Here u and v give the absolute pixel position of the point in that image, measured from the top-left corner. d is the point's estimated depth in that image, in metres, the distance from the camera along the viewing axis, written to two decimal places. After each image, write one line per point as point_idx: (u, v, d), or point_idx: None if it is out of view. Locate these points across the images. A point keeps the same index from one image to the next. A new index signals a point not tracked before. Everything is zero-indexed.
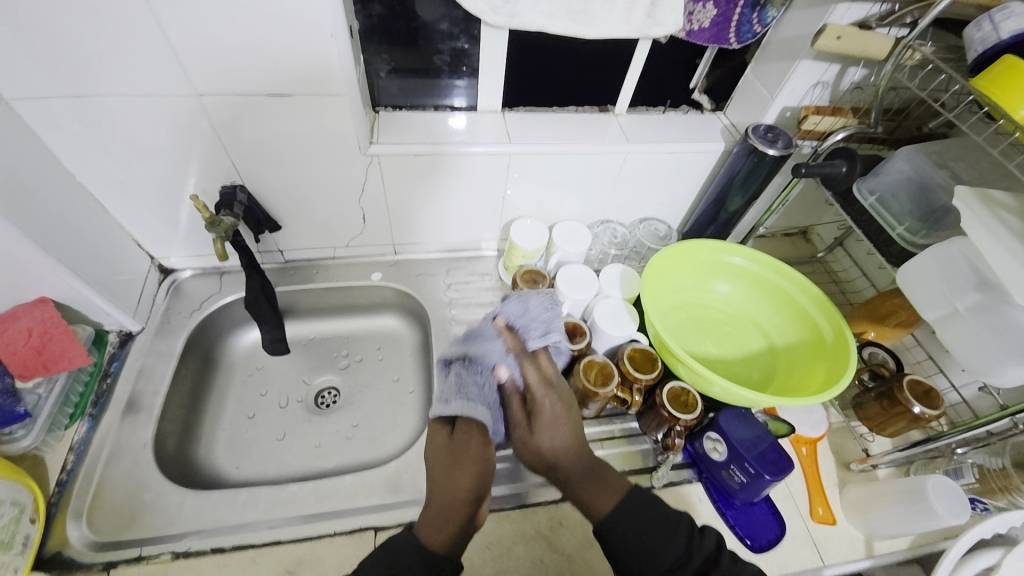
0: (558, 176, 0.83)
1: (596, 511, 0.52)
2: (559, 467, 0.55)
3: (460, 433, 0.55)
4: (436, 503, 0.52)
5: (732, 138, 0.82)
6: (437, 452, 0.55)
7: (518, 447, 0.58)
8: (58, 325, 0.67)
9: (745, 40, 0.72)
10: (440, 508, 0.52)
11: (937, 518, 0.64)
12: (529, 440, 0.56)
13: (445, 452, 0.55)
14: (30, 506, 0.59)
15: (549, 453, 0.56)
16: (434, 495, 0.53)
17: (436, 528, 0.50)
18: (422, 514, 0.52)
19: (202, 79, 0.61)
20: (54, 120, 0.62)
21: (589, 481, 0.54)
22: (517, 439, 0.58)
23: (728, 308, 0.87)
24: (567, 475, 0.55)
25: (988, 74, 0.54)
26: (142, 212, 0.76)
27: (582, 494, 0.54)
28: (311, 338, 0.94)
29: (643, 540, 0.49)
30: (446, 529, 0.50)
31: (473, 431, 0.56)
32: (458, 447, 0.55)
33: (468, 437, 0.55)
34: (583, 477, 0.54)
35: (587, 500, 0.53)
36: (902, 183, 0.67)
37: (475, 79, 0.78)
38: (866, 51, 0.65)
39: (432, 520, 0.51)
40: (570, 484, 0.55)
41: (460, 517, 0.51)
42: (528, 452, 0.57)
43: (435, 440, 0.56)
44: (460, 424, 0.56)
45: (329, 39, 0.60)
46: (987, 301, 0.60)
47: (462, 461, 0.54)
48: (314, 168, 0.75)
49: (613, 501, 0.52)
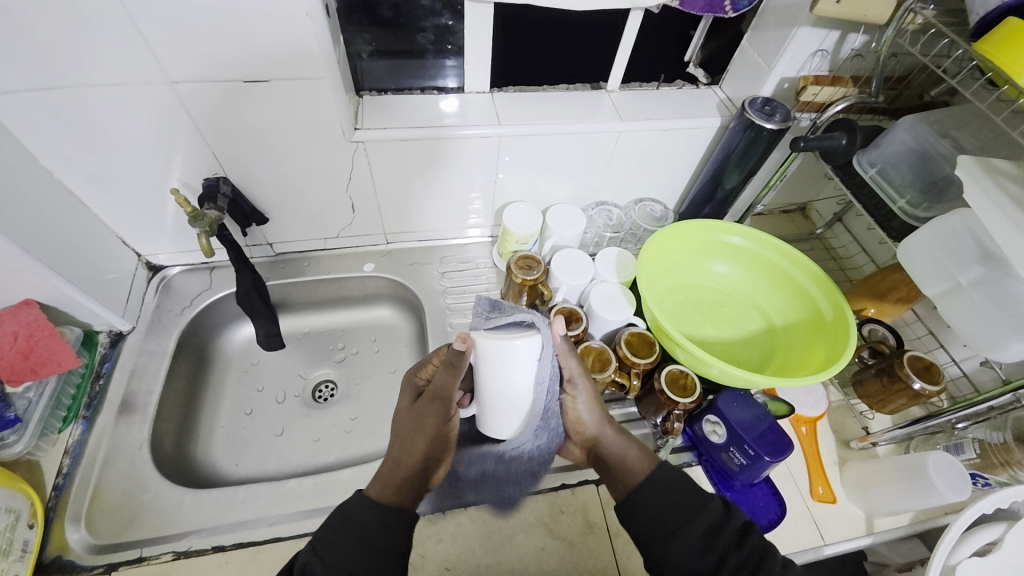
0: (550, 158, 0.81)
1: (635, 469, 0.55)
2: (603, 420, 0.58)
3: (423, 404, 0.55)
4: (390, 463, 0.54)
5: (729, 113, 0.79)
6: (400, 417, 0.56)
7: (572, 396, 0.57)
8: (44, 328, 0.65)
9: (741, 8, 0.68)
10: (392, 470, 0.53)
11: (937, 493, 0.64)
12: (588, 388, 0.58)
13: (406, 419, 0.56)
14: (26, 512, 0.59)
15: (594, 399, 0.58)
16: (389, 456, 0.54)
17: (386, 486, 0.52)
18: (375, 472, 0.54)
19: (176, 67, 0.59)
20: (26, 116, 0.60)
21: (629, 434, 0.59)
22: (572, 390, 0.57)
23: (725, 288, 0.86)
24: (612, 427, 0.58)
25: (991, 37, 0.51)
26: (125, 208, 0.74)
27: (626, 448, 0.57)
28: (305, 332, 0.92)
29: (668, 518, 0.51)
30: (396, 490, 0.52)
31: (435, 405, 0.55)
32: (418, 416, 0.55)
33: (430, 409, 0.55)
34: (623, 432, 0.58)
35: (631, 458, 0.56)
36: (904, 155, 0.65)
37: (462, 58, 0.75)
38: (867, 16, 0.63)
39: (382, 480, 0.53)
40: (619, 438, 0.57)
41: (407, 482, 0.53)
42: (584, 394, 0.57)
43: (399, 410, 0.58)
44: (427, 395, 0.55)
45: (306, 19, 0.57)
46: (991, 274, 0.58)
47: (418, 426, 0.55)
48: (298, 157, 0.72)
49: (649, 459, 0.56)
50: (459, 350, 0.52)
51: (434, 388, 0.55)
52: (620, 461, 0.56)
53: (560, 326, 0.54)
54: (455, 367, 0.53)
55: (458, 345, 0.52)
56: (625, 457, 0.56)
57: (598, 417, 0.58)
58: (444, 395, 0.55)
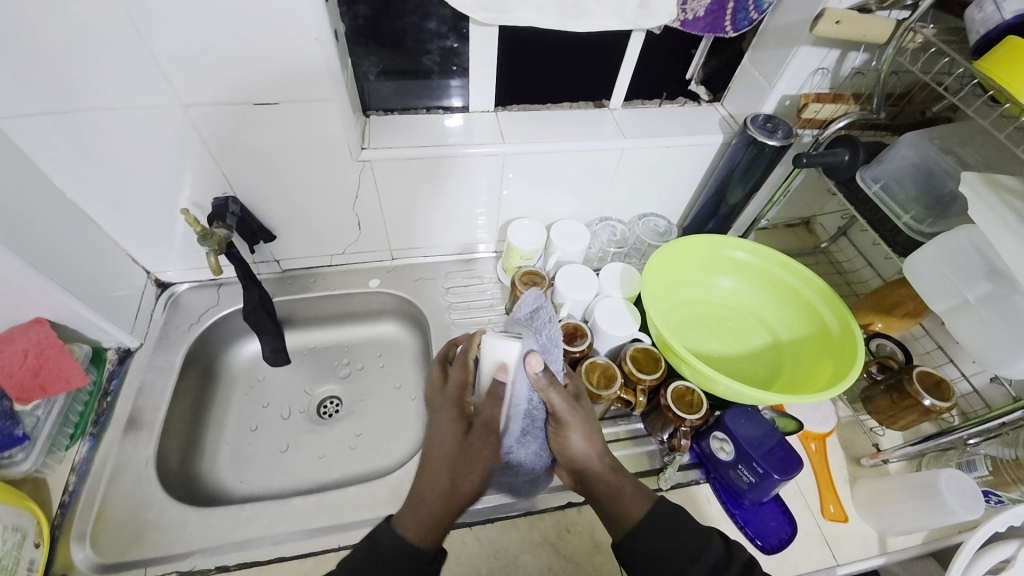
0: (554, 175, 0.81)
1: (629, 509, 0.52)
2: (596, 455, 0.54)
3: (475, 439, 0.52)
4: (429, 498, 0.51)
5: (731, 130, 0.80)
6: (447, 449, 0.53)
7: (564, 429, 0.52)
8: (54, 345, 0.66)
9: (742, 28, 0.69)
10: (433, 508, 0.51)
11: (950, 512, 0.63)
12: (586, 422, 0.54)
13: (455, 452, 0.52)
14: (32, 529, 0.59)
15: (589, 432, 0.54)
16: (429, 491, 0.52)
17: (425, 524, 0.50)
18: (409, 504, 0.52)
19: (187, 90, 0.60)
20: (41, 138, 0.61)
21: (623, 471, 0.55)
22: (565, 424, 0.52)
23: (731, 303, 0.85)
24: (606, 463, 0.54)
25: (992, 55, 0.52)
26: (136, 227, 0.75)
27: (622, 484, 0.54)
28: (311, 348, 0.93)
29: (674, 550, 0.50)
30: (435, 529, 0.51)
31: (490, 440, 0.52)
32: (469, 457, 0.52)
33: (482, 447, 0.52)
34: (617, 467, 0.55)
35: (628, 496, 0.53)
36: (907, 170, 0.65)
37: (467, 78, 0.77)
38: (866, 36, 0.63)
39: (420, 517, 0.51)
40: (613, 477, 0.54)
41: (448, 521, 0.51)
42: (578, 431, 0.53)
43: (444, 436, 0.53)
44: (480, 428, 0.52)
45: (314, 43, 0.58)
46: (998, 289, 0.58)
47: (468, 464, 0.52)
48: (305, 176, 0.73)
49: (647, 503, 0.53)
50: (500, 381, 0.50)
51: (485, 419, 0.52)
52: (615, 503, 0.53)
53: (536, 363, 0.48)
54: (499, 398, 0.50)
55: (499, 377, 0.50)
56: (621, 494, 0.53)
57: (593, 452, 0.53)
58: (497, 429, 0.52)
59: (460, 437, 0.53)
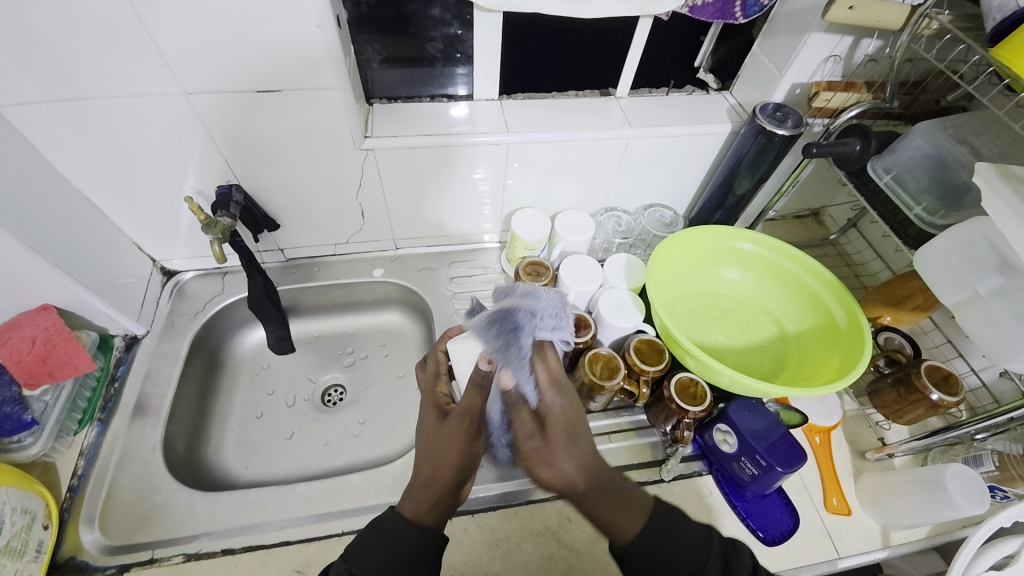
0: (559, 164, 0.80)
1: (618, 531, 0.48)
2: (578, 481, 0.50)
3: (451, 423, 0.52)
4: (420, 480, 0.52)
5: (740, 119, 0.79)
6: (430, 436, 0.53)
7: (532, 461, 0.51)
8: (62, 332, 0.67)
9: (751, 14, 0.67)
10: (425, 488, 0.51)
11: (955, 507, 0.63)
12: (546, 451, 0.51)
13: (436, 438, 0.53)
14: (41, 513, 0.60)
15: (560, 465, 0.50)
16: (420, 474, 0.52)
17: (423, 503, 0.51)
18: (406, 490, 0.52)
19: (191, 78, 0.60)
20: (44, 125, 0.61)
21: (614, 493, 0.50)
22: (530, 455, 0.51)
23: (736, 295, 0.85)
24: (587, 495, 0.49)
25: (1007, 43, 0.50)
26: (142, 215, 0.76)
27: (608, 509, 0.49)
28: (316, 337, 0.93)
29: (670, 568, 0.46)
30: (432, 509, 0.51)
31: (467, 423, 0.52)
32: (447, 436, 0.52)
33: (458, 430, 0.52)
34: (604, 495, 0.49)
35: (613, 517, 0.49)
36: (919, 160, 0.64)
37: (472, 66, 0.76)
38: (880, 22, 0.62)
39: (418, 497, 0.51)
40: (596, 502, 0.49)
41: (443, 499, 0.51)
42: (544, 464, 0.50)
43: (427, 424, 0.55)
44: (455, 414, 0.52)
45: (317, 30, 0.58)
46: (1010, 283, 0.56)
47: (445, 448, 0.52)
48: (309, 164, 0.73)
49: (638, 518, 0.49)
50: (482, 371, 0.50)
51: (462, 407, 0.52)
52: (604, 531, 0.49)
53: (508, 381, 0.51)
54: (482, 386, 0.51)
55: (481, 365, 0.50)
56: (608, 516, 0.49)
57: (568, 486, 0.50)
58: (473, 415, 0.52)
59: (439, 423, 0.54)
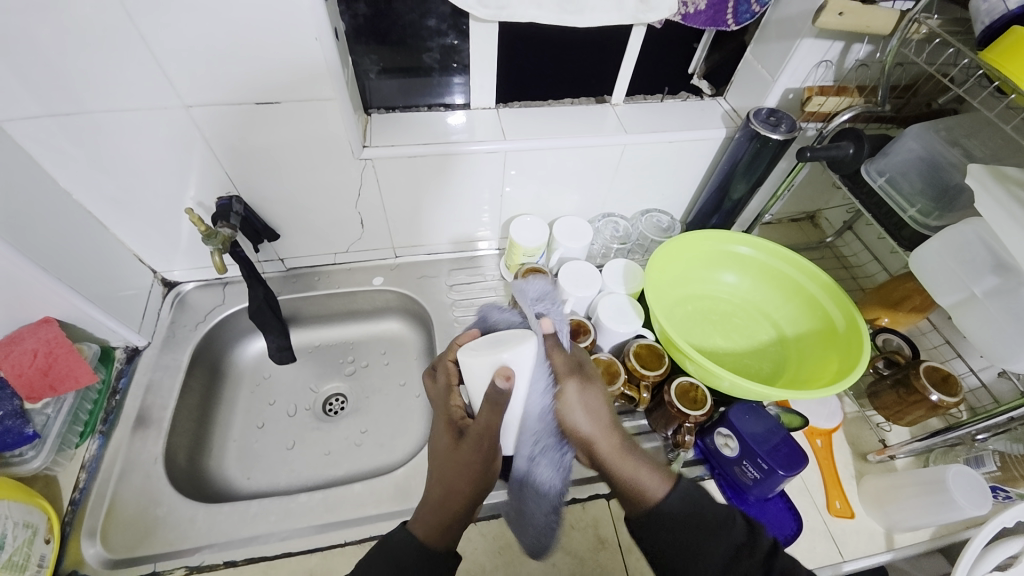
0: (556, 171, 0.81)
1: (645, 482, 0.52)
2: (608, 428, 0.54)
3: (465, 446, 0.50)
4: (431, 502, 0.51)
5: (734, 124, 0.79)
6: (444, 459, 0.51)
7: (568, 404, 0.52)
8: (63, 344, 0.67)
9: (743, 21, 0.69)
10: (435, 508, 0.51)
11: (958, 508, 0.63)
12: (583, 392, 0.54)
13: (449, 460, 0.51)
14: (43, 526, 0.60)
15: (594, 409, 0.53)
16: (431, 496, 0.52)
17: (433, 523, 0.51)
18: (418, 509, 0.52)
19: (192, 92, 0.61)
20: (47, 140, 0.62)
21: (638, 449, 0.54)
22: (567, 396, 0.52)
23: (735, 299, 0.85)
24: (616, 443, 0.53)
25: (997, 46, 0.51)
26: (143, 228, 0.76)
27: (635, 461, 0.53)
28: (316, 346, 0.93)
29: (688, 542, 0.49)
30: (442, 530, 0.51)
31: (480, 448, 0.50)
32: (460, 458, 0.50)
33: (471, 455, 0.50)
34: (629, 447, 0.54)
35: (639, 470, 0.52)
36: (913, 163, 0.64)
37: (468, 75, 0.77)
38: (870, 28, 0.63)
39: (428, 517, 0.51)
40: (624, 453, 0.53)
41: (454, 518, 0.51)
42: (580, 406, 0.53)
43: (441, 444, 0.52)
44: (470, 437, 0.49)
45: (315, 43, 0.58)
46: (1005, 283, 0.57)
47: (459, 470, 0.50)
48: (308, 175, 0.74)
49: (662, 481, 0.52)
50: (499, 388, 0.46)
51: (479, 429, 0.49)
52: (628, 485, 0.52)
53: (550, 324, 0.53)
54: (499, 406, 0.47)
55: (498, 381, 0.46)
56: (633, 468, 0.52)
57: (600, 434, 0.53)
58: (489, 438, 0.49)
59: (453, 445, 0.52)
